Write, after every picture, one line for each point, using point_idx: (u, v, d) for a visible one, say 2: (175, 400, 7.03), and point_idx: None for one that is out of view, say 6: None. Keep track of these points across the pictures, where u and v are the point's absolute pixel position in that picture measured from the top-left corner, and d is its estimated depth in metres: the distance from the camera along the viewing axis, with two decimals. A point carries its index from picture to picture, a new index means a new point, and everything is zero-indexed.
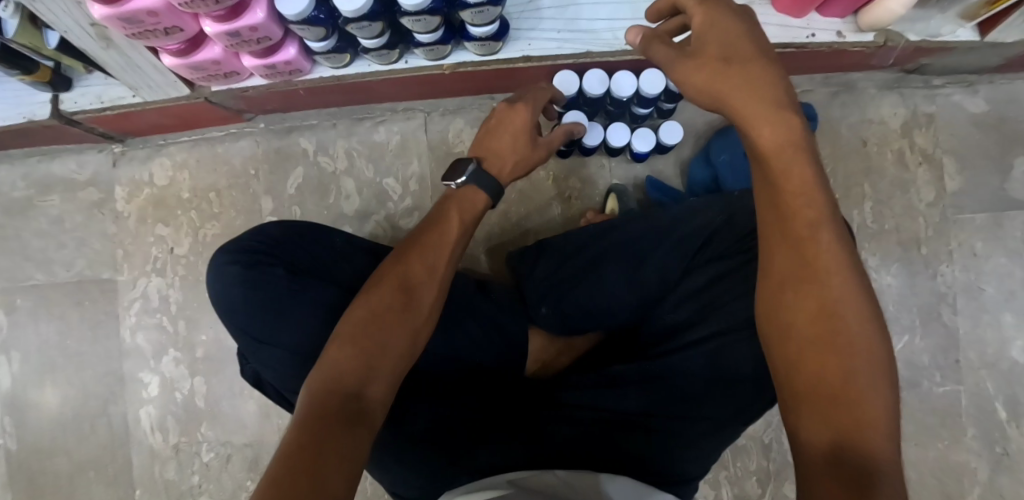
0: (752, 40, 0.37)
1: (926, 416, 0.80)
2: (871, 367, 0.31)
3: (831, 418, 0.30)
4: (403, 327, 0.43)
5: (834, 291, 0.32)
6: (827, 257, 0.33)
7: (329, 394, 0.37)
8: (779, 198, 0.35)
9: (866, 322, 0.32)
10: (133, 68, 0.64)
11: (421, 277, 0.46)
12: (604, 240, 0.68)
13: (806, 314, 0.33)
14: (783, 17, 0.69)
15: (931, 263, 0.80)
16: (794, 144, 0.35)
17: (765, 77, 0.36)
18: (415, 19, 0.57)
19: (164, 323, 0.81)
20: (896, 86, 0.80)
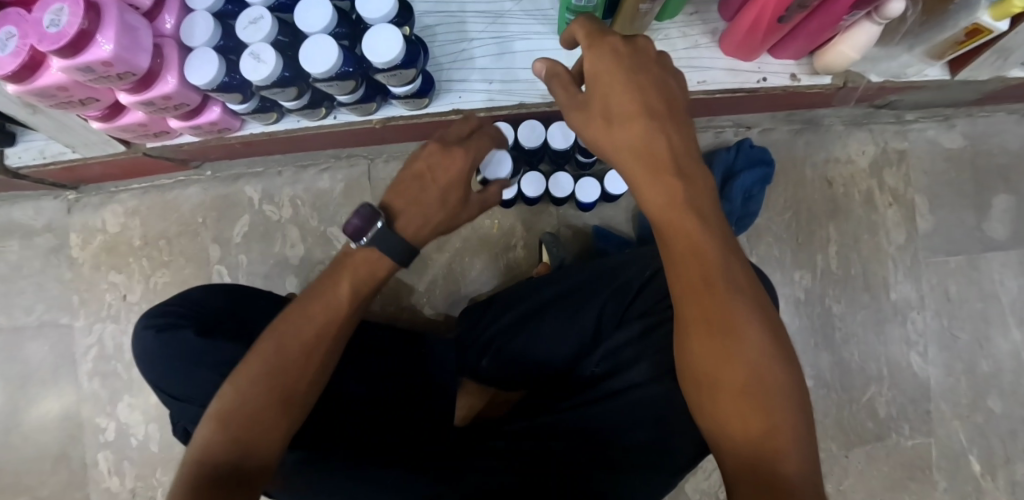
0: (658, 89, 0.37)
1: (895, 469, 0.75)
2: (792, 421, 0.34)
3: (760, 474, 0.33)
4: (276, 405, 0.38)
5: (756, 351, 0.34)
6: (744, 319, 0.35)
7: (199, 476, 0.36)
8: (688, 261, 0.36)
9: (789, 379, 0.35)
10: (64, 129, 0.64)
11: (304, 347, 0.40)
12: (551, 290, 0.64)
13: (733, 381, 0.34)
14: (732, 61, 0.64)
15: (901, 310, 0.76)
16: (696, 206, 0.36)
17: (670, 133, 0.37)
18: (328, 84, 0.55)
19: (119, 369, 0.82)
20: (865, 122, 0.77)
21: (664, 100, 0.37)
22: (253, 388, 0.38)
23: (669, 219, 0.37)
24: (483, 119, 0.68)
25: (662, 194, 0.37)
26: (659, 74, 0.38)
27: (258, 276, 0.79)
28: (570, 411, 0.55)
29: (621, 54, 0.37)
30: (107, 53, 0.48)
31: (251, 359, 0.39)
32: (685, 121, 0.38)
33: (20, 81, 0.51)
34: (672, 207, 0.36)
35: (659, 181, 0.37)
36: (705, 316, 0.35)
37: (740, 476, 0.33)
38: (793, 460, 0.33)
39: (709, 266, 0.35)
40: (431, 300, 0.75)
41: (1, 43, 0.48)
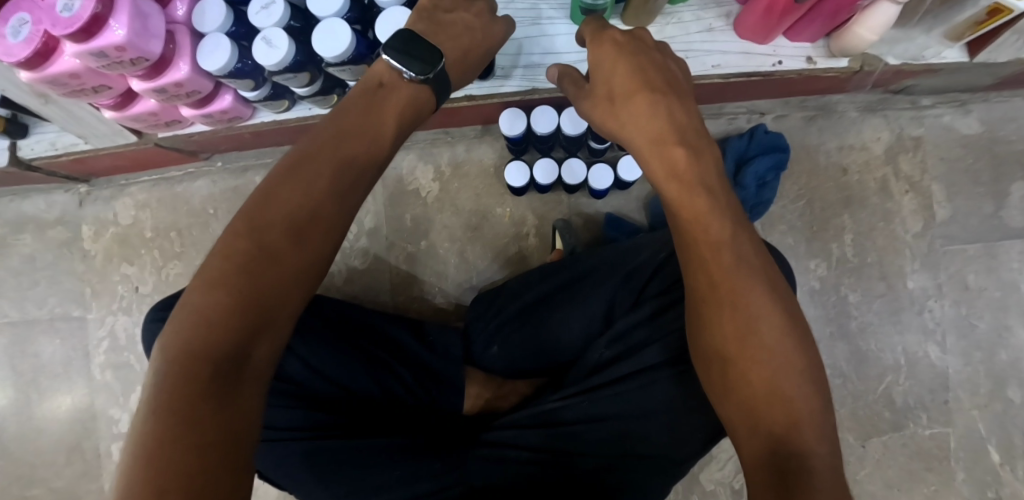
0: (656, 70, 0.42)
1: (913, 459, 0.74)
2: (804, 385, 0.36)
3: (776, 437, 0.35)
4: (289, 265, 0.35)
5: (767, 319, 0.37)
6: (754, 291, 0.37)
7: (190, 359, 0.31)
8: (702, 233, 0.38)
9: (800, 347, 0.37)
10: (77, 119, 0.64)
11: (324, 204, 0.37)
12: (555, 277, 0.63)
13: (744, 347, 0.37)
14: (746, 44, 0.63)
15: (917, 299, 0.75)
16: (701, 177, 0.40)
17: (673, 108, 0.41)
18: (340, 69, 0.55)
19: (131, 361, 0.82)
20: (880, 108, 0.76)
21: (663, 78, 0.42)
22: (252, 268, 0.33)
23: (679, 192, 0.39)
24: (494, 105, 0.67)
25: (667, 165, 0.40)
26: (657, 59, 0.43)
27: None
28: (563, 401, 0.56)
29: (620, 44, 0.43)
30: (119, 38, 0.48)
31: (241, 237, 0.34)
32: (687, 100, 0.43)
33: (34, 68, 0.51)
34: (681, 177, 0.40)
35: (669, 151, 0.40)
36: (718, 287, 0.38)
37: (758, 442, 0.35)
38: (807, 422, 0.35)
39: (719, 238, 0.38)
40: (443, 289, 0.75)
41: (15, 30, 0.49)
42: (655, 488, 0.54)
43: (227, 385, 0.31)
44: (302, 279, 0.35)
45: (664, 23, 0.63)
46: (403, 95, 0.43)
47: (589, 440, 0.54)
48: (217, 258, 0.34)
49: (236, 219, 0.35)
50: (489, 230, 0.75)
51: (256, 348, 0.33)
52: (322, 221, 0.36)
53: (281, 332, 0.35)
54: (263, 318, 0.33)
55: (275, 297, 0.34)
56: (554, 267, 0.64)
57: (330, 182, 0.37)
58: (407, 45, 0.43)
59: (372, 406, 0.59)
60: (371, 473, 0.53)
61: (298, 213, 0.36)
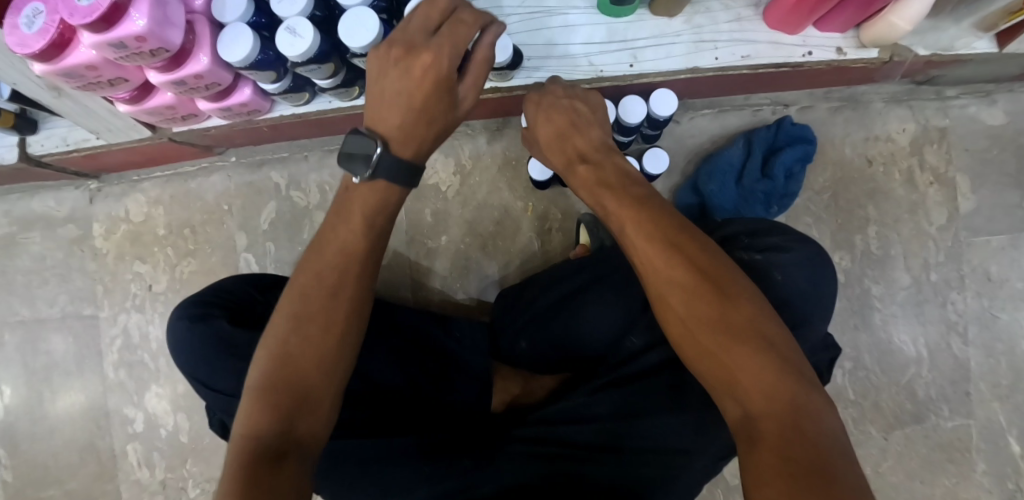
0: (565, 111, 0.50)
1: (934, 450, 0.74)
2: (750, 336, 0.33)
3: (755, 410, 0.31)
4: (322, 346, 0.39)
5: (716, 293, 0.35)
6: (693, 272, 0.36)
7: (250, 445, 0.34)
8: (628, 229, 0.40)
9: (757, 315, 0.34)
10: (90, 114, 0.63)
11: (343, 286, 0.41)
12: (588, 270, 0.62)
13: (699, 322, 0.34)
14: (776, 34, 0.62)
15: (941, 291, 0.75)
16: (605, 181, 0.45)
17: (576, 140, 0.49)
18: (366, 60, 0.54)
19: (146, 360, 0.81)
20: (905, 98, 0.76)
21: (569, 116, 0.50)
22: (287, 361, 0.38)
23: (591, 197, 0.45)
24: (519, 98, 0.66)
25: (580, 182, 0.47)
26: (567, 102, 0.51)
27: (286, 264, 0.78)
28: (589, 396, 0.54)
29: (539, 99, 0.52)
30: (139, 28, 0.46)
31: (279, 330, 0.39)
32: (591, 127, 0.50)
33: (49, 60, 0.50)
34: (593, 187, 0.45)
35: (578, 171, 0.47)
36: (658, 275, 0.37)
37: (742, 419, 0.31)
38: (784, 389, 0.31)
39: (641, 226, 0.39)
40: (465, 284, 0.74)
41: (29, 20, 0.47)
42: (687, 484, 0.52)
43: (283, 460, 0.34)
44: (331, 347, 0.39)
45: (692, 12, 0.61)
46: (374, 178, 0.42)
47: (612, 439, 0.52)
48: (263, 359, 0.38)
49: (273, 318, 0.40)
50: (512, 225, 0.74)
51: (300, 425, 0.36)
52: (343, 301, 0.41)
53: (321, 405, 0.38)
54: (303, 398, 0.37)
55: (310, 373, 0.38)
56: (584, 262, 0.63)
57: (340, 267, 0.41)
58: (359, 157, 0.41)
59: (385, 405, 0.56)
60: (387, 478, 0.51)
61: (319, 297, 0.40)
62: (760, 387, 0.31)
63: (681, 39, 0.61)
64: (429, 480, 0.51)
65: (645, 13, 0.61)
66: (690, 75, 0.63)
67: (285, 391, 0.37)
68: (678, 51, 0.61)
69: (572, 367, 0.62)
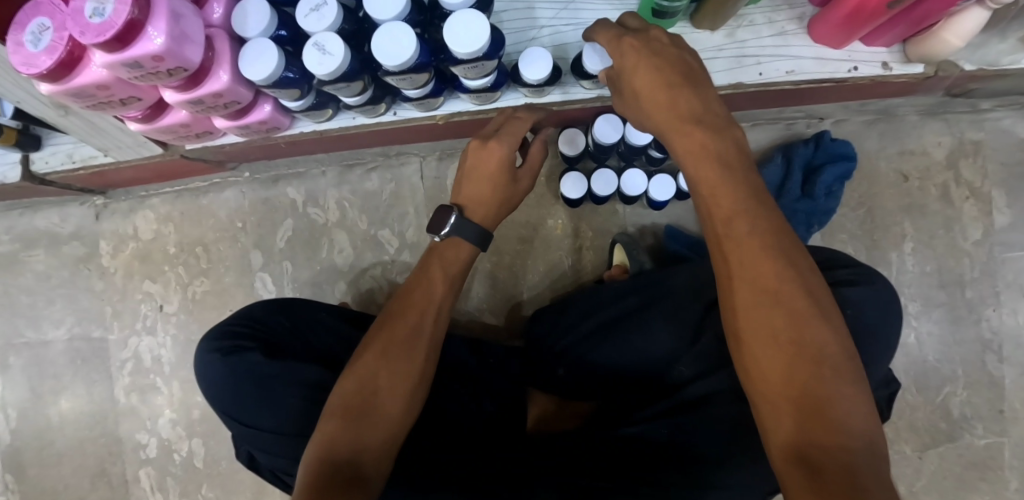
0: (679, 63, 0.41)
1: (968, 469, 0.73)
2: (834, 370, 0.32)
3: (807, 431, 0.31)
4: (397, 383, 0.46)
5: (793, 302, 0.34)
6: (777, 271, 0.34)
7: (325, 462, 0.40)
8: (718, 209, 0.37)
9: (829, 334, 0.33)
10: (98, 132, 0.59)
11: (415, 333, 0.49)
12: (632, 296, 0.60)
13: (763, 330, 0.34)
14: (821, 49, 0.59)
15: (976, 308, 0.74)
16: (721, 153, 0.38)
17: (690, 95, 0.40)
18: (399, 78, 0.50)
19: (158, 383, 0.78)
20: (941, 111, 0.74)
21: (684, 71, 0.41)
22: (365, 393, 0.45)
23: (698, 165, 0.38)
24: (556, 114, 0.64)
25: (685, 143, 0.39)
26: (676, 53, 0.42)
27: (304, 284, 0.75)
28: (644, 424, 0.52)
29: (641, 45, 0.42)
30: (158, 46, 0.43)
31: (366, 363, 0.47)
32: (705, 83, 0.41)
33: (57, 80, 0.46)
34: (703, 154, 0.38)
35: (689, 130, 0.39)
36: (734, 268, 0.36)
37: (788, 435, 0.31)
38: (842, 414, 0.31)
39: (735, 209, 0.36)
40: (492, 304, 0.73)
41: (34, 37, 0.43)
42: None
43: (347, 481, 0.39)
44: (404, 379, 0.46)
45: (735, 25, 0.59)
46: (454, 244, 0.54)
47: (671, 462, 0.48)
48: (348, 383, 0.46)
49: (361, 352, 0.48)
50: (541, 243, 0.73)
51: (367, 449, 0.42)
52: (416, 346, 0.48)
53: (387, 431, 0.44)
54: (374, 424, 0.44)
55: (384, 401, 0.45)
56: (624, 288, 0.62)
57: (413, 320, 0.49)
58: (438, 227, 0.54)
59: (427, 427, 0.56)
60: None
61: (395, 340, 0.48)
62: (835, 420, 0.31)
63: (723, 54, 0.59)
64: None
65: (686, 26, 0.58)
66: (732, 91, 0.60)
67: (358, 416, 0.43)
68: (720, 66, 0.59)
69: (610, 393, 0.59)
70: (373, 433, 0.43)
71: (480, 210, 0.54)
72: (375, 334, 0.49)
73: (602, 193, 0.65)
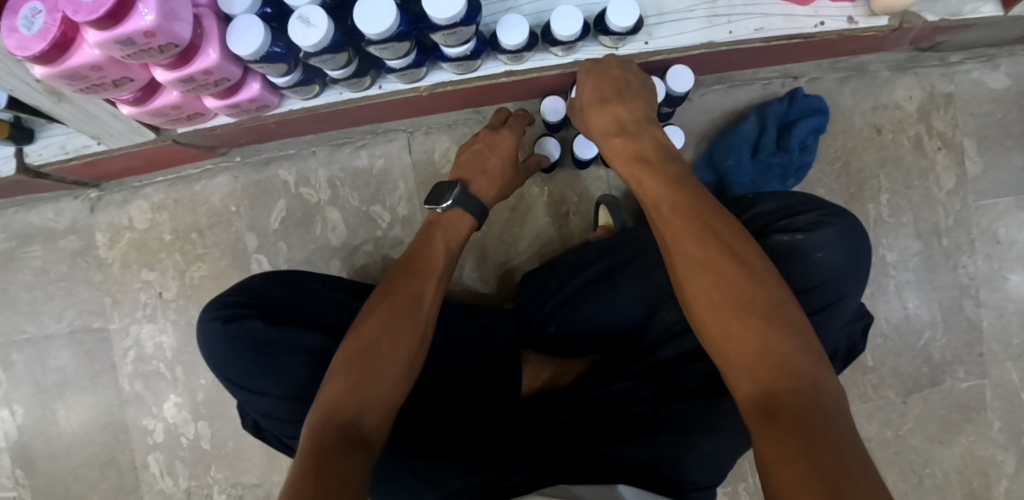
0: (613, 83, 0.53)
1: (951, 411, 0.76)
2: (786, 321, 0.33)
3: (764, 380, 0.31)
4: (393, 347, 0.46)
5: (743, 268, 0.36)
6: (740, 253, 0.37)
7: (327, 422, 0.40)
8: (654, 197, 0.43)
9: (771, 283, 0.35)
10: (89, 119, 0.60)
11: (407, 301, 0.50)
12: (618, 252, 0.62)
13: (717, 294, 0.36)
14: (788, 6, 0.62)
15: (952, 255, 0.76)
16: (646, 151, 0.47)
17: (619, 108, 0.51)
18: (382, 47, 0.51)
19: (161, 369, 0.79)
20: (910, 66, 0.76)
21: (617, 87, 0.52)
22: (362, 358, 0.45)
23: (627, 166, 0.48)
24: (536, 81, 0.66)
25: (615, 151, 0.50)
26: (620, 74, 0.53)
27: (300, 263, 0.77)
28: (633, 380, 0.55)
29: (590, 69, 0.54)
30: (148, 23, 0.44)
31: (369, 327, 0.47)
32: (636, 99, 0.52)
33: (50, 62, 0.47)
34: (630, 155, 0.48)
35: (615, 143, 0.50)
36: (699, 240, 0.38)
37: (746, 387, 0.32)
38: (795, 361, 0.31)
39: (664, 196, 0.43)
40: (483, 273, 0.75)
41: (27, 21, 0.44)
42: (718, 456, 0.53)
43: (347, 441, 0.39)
44: (405, 344, 0.47)
45: None
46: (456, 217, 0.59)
47: (650, 424, 0.52)
48: (348, 347, 0.46)
49: (362, 317, 0.49)
50: (528, 210, 0.75)
51: (365, 413, 0.42)
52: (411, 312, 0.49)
53: (383, 397, 0.44)
54: (370, 387, 0.43)
55: (384, 364, 0.45)
56: (611, 245, 0.64)
57: (406, 292, 0.50)
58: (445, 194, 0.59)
59: (420, 391, 0.58)
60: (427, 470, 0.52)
61: (389, 306, 0.49)
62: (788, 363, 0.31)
63: (694, 15, 0.61)
64: (469, 471, 0.52)
65: None
66: (705, 51, 0.63)
67: (357, 377, 0.43)
68: (691, 26, 0.61)
69: (603, 348, 0.62)
70: (371, 399, 0.43)
71: (484, 185, 0.61)
72: (376, 302, 0.49)
73: (583, 155, 0.68)
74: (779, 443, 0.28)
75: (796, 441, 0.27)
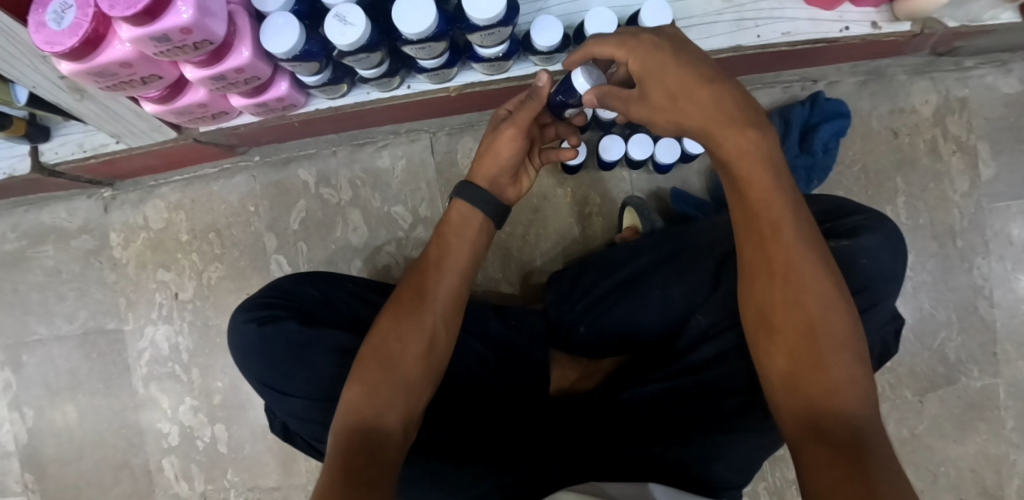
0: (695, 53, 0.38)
1: (965, 410, 0.77)
2: (845, 353, 0.36)
3: (816, 410, 0.35)
4: (411, 353, 0.45)
5: (816, 297, 0.36)
6: (815, 276, 0.37)
7: (354, 428, 0.40)
8: (754, 207, 0.38)
9: (837, 312, 0.36)
10: (111, 117, 0.59)
11: (424, 304, 0.48)
12: (649, 254, 0.63)
13: (786, 321, 0.37)
14: (814, 11, 0.62)
15: (967, 257, 0.77)
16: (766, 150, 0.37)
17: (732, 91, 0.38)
18: (418, 47, 0.51)
19: (177, 371, 0.78)
20: (927, 70, 0.77)
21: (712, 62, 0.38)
22: (382, 365, 0.44)
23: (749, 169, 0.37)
24: None
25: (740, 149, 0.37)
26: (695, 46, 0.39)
27: (321, 264, 0.76)
28: (671, 380, 0.55)
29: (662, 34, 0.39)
30: (186, 21, 0.43)
31: (381, 333, 0.46)
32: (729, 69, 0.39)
33: (80, 59, 0.45)
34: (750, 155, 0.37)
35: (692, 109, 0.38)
36: (767, 263, 0.38)
37: (798, 414, 0.36)
38: (848, 395, 0.35)
39: (766, 208, 0.37)
40: (506, 274, 0.75)
41: (56, 16, 0.43)
42: (751, 457, 0.53)
43: (371, 447, 0.39)
44: (418, 347, 0.46)
45: None
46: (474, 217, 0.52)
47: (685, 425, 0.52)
48: (366, 353, 0.45)
49: (378, 322, 0.47)
50: (552, 211, 0.75)
51: (387, 417, 0.41)
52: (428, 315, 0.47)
53: (408, 403, 0.43)
54: (391, 393, 0.43)
55: (405, 370, 0.44)
56: (642, 246, 0.64)
57: (423, 298, 0.48)
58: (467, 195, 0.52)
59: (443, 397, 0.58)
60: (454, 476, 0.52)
61: (408, 312, 0.47)
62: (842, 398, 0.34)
63: (722, 18, 0.61)
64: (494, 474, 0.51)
65: None
66: (733, 54, 0.63)
67: (379, 383, 0.43)
68: (720, 29, 0.61)
69: (632, 349, 0.62)
70: (394, 404, 0.42)
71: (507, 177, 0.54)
72: (392, 306, 0.48)
73: (609, 158, 0.68)
74: (822, 471, 0.32)
75: (843, 472, 0.31)
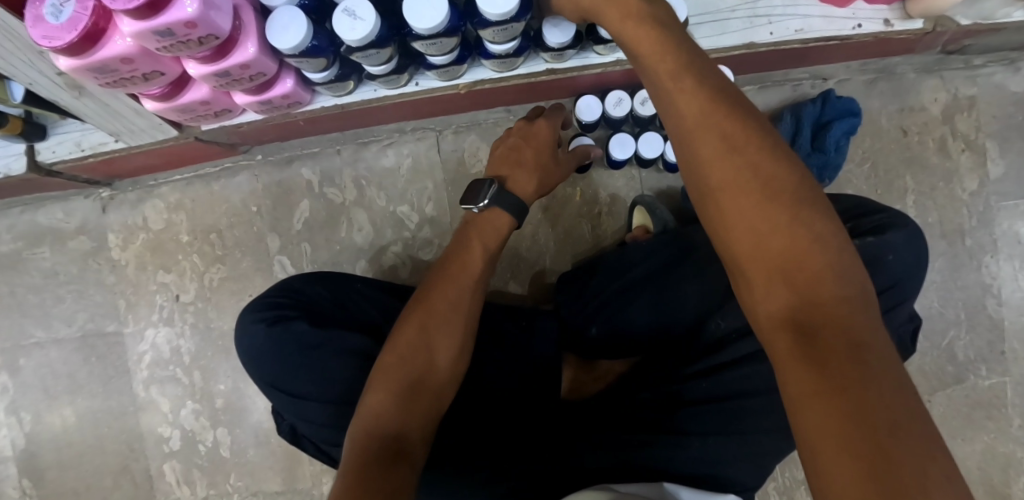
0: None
1: (974, 409, 0.77)
2: (832, 261, 0.29)
3: (805, 331, 0.27)
4: (421, 355, 0.44)
5: (793, 202, 0.30)
6: (788, 181, 0.31)
7: (371, 438, 0.39)
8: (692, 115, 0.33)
9: (820, 220, 0.30)
10: (111, 114, 0.57)
11: (445, 311, 0.46)
12: (663, 254, 0.62)
13: (761, 233, 0.30)
14: (828, 8, 0.61)
15: (976, 256, 0.77)
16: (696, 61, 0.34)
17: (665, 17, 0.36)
18: (429, 43, 0.50)
19: (178, 375, 0.77)
20: (936, 69, 0.77)
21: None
22: (396, 371, 0.43)
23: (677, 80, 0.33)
24: (573, 82, 0.65)
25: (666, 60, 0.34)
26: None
27: (325, 265, 0.75)
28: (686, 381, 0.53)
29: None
30: (191, 15, 0.41)
31: (406, 340, 0.44)
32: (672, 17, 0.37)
33: (79, 54, 0.44)
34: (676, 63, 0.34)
35: (643, 29, 0.36)
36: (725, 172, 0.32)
37: (783, 339, 0.28)
38: (849, 312, 0.27)
39: (705, 110, 0.33)
40: (514, 274, 0.74)
41: (54, 9, 0.41)
42: (769, 461, 0.51)
43: (388, 457, 0.37)
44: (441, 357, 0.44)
45: None
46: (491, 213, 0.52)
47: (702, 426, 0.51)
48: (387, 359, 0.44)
49: (399, 326, 0.46)
50: (561, 210, 0.74)
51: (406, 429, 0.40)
52: (439, 315, 0.46)
53: (423, 410, 0.42)
54: (397, 395, 0.41)
55: (427, 378, 0.43)
56: (655, 245, 0.64)
57: (443, 305, 0.46)
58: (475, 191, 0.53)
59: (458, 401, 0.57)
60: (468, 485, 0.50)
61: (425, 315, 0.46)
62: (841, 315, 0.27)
63: (736, 15, 0.61)
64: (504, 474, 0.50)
65: None
66: (746, 51, 0.62)
67: (394, 387, 0.42)
68: (733, 27, 0.61)
69: (645, 349, 0.61)
70: (412, 414, 0.41)
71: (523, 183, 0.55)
72: (410, 312, 0.46)
73: (619, 156, 0.67)
74: (816, 404, 0.24)
75: (844, 397, 0.24)
